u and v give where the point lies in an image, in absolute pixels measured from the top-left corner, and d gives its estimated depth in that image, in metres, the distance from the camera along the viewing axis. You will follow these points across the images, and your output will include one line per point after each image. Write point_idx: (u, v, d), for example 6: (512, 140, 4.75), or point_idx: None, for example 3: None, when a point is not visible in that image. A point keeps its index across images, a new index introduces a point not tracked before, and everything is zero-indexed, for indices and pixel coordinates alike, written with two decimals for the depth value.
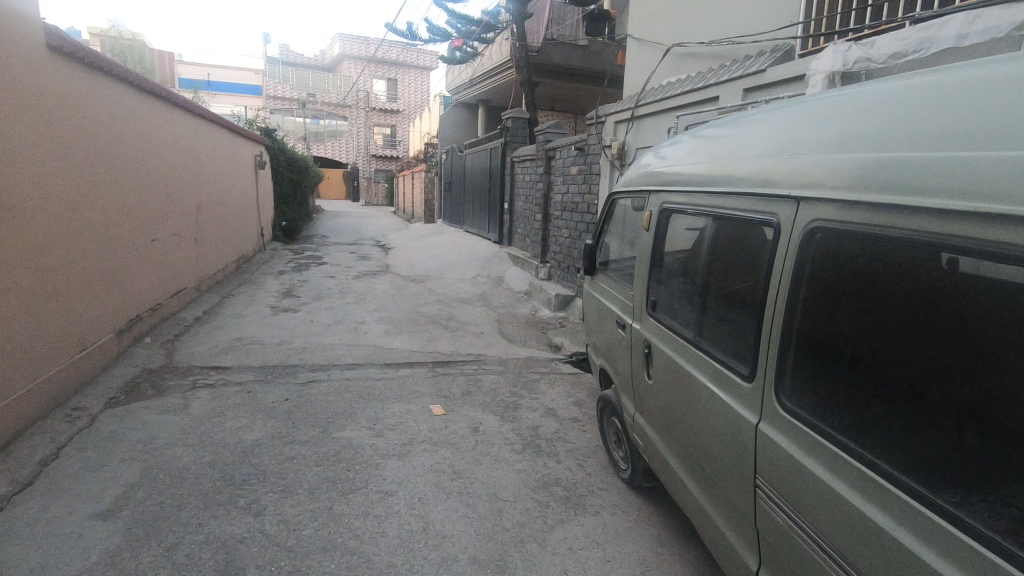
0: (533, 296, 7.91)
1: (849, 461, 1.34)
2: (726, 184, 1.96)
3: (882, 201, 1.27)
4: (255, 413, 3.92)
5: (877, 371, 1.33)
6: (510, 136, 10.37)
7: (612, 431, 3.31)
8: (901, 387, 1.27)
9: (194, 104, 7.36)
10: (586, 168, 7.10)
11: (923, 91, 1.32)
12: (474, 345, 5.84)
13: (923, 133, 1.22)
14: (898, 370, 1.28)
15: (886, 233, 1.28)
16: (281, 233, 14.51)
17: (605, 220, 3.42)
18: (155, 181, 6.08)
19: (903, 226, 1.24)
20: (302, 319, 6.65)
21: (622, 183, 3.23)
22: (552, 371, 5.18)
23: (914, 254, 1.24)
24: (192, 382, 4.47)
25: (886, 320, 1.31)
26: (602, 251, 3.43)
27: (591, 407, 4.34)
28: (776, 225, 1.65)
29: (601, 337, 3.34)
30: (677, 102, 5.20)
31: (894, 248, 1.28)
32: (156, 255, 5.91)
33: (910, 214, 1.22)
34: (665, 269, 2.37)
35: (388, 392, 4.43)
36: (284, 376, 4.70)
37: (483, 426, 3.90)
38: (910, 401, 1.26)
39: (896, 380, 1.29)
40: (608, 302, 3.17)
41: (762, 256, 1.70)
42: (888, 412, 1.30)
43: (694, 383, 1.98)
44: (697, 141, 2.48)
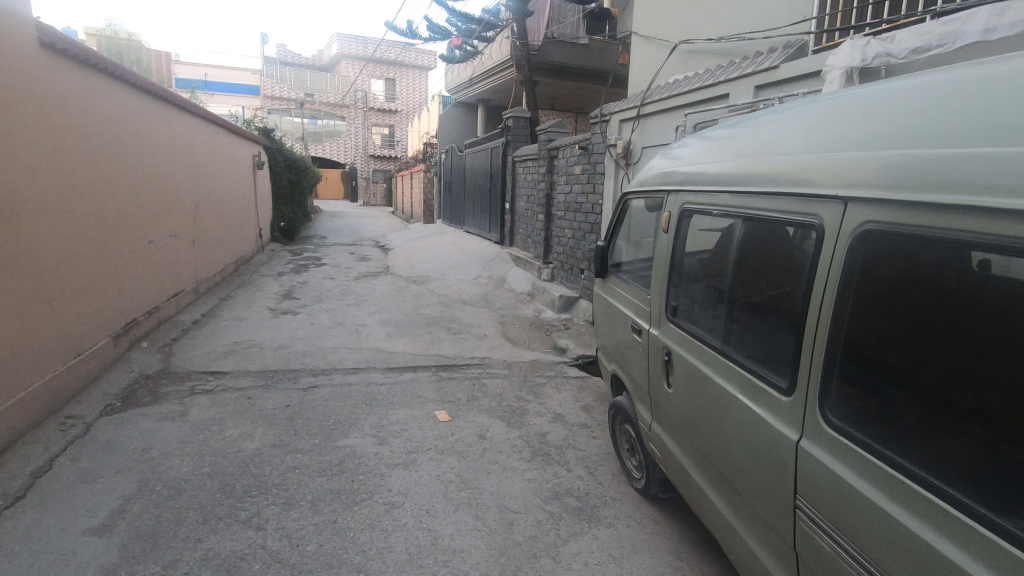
0: (536, 297, 7.80)
1: (892, 476, 1.24)
2: (752, 183, 1.86)
3: (922, 199, 1.19)
4: (256, 421, 3.81)
5: (924, 381, 1.23)
6: (511, 135, 10.28)
7: (625, 440, 3.21)
8: (942, 397, 1.19)
9: (191, 103, 7.26)
10: (590, 168, 7.00)
11: (963, 84, 1.25)
12: (478, 348, 5.74)
13: (967, 128, 1.15)
14: (944, 380, 1.18)
15: (926, 233, 1.20)
16: (280, 234, 14.39)
17: (617, 221, 3.33)
18: (152, 181, 5.97)
19: (945, 226, 1.16)
20: (302, 322, 6.53)
21: (635, 183, 3.13)
22: (558, 375, 5.08)
23: (957, 256, 1.16)
24: (190, 388, 4.36)
25: (928, 327, 1.22)
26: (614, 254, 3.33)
27: (600, 412, 4.25)
28: (819, 228, 1.51)
29: (612, 343, 3.24)
30: (684, 100, 5.11)
31: (936, 249, 1.19)
32: (153, 258, 5.80)
33: (953, 214, 1.15)
34: (685, 272, 2.27)
35: (391, 398, 4.32)
36: (285, 382, 4.59)
37: (490, 433, 3.79)
38: (955, 412, 1.16)
39: (941, 390, 1.19)
40: (620, 306, 3.06)
41: (797, 258, 1.60)
42: (928, 424, 1.21)
43: (721, 394, 1.88)
44: (716, 139, 2.38)
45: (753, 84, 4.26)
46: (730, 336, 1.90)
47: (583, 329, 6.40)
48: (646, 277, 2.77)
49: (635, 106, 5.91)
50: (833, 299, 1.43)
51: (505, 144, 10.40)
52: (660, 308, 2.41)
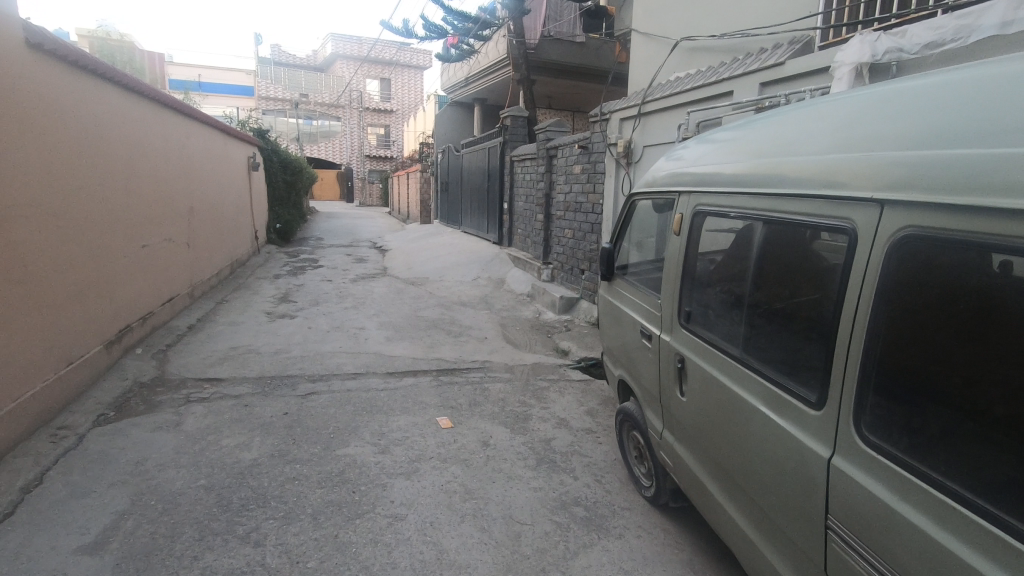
0: (536, 298, 7.72)
1: (928, 494, 1.17)
2: (773, 185, 1.78)
3: (958, 202, 1.13)
4: (253, 430, 3.71)
5: (961, 393, 1.16)
6: (509, 134, 10.18)
7: (633, 446, 3.13)
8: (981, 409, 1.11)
9: (184, 105, 7.15)
10: (590, 167, 6.92)
11: (998, 78, 1.18)
12: (479, 351, 5.65)
13: (1004, 125, 1.08)
14: (983, 392, 1.11)
15: (964, 237, 1.13)
16: (275, 236, 14.27)
17: (623, 223, 3.25)
18: (145, 185, 5.86)
19: (984, 230, 1.09)
20: (299, 326, 6.43)
21: (643, 184, 3.05)
22: (561, 378, 4.99)
23: (998, 262, 1.09)
24: (186, 396, 4.26)
25: (966, 335, 1.15)
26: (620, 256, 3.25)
27: (605, 416, 4.16)
28: (840, 229, 1.46)
29: (619, 347, 3.16)
30: (687, 98, 5.03)
31: (975, 254, 1.12)
32: (147, 263, 5.70)
33: (992, 217, 1.08)
34: (701, 276, 2.19)
35: (391, 404, 4.23)
36: (283, 388, 4.49)
37: (494, 440, 3.71)
38: (995, 426, 1.09)
39: (980, 402, 1.12)
40: (627, 310, 2.99)
41: (822, 263, 1.53)
42: (967, 438, 1.14)
43: (742, 405, 1.79)
44: (729, 137, 2.30)
45: (758, 81, 4.18)
46: (751, 344, 1.82)
47: (584, 331, 6.32)
48: (655, 280, 2.69)
49: (636, 105, 5.82)
50: (865, 307, 1.34)
51: (503, 143, 10.31)
52: (672, 313, 2.33)
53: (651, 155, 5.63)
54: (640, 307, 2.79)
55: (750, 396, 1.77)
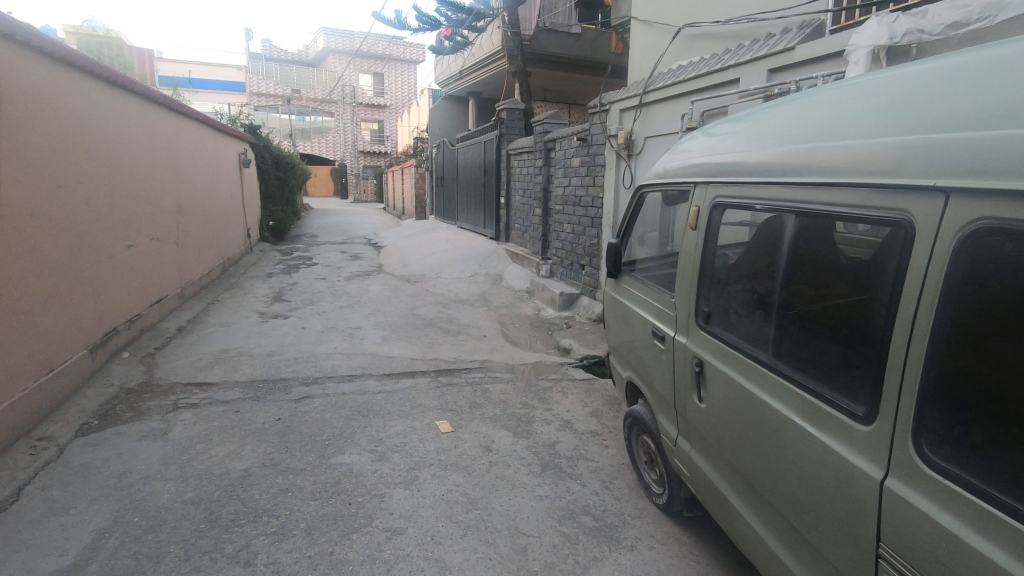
0: (535, 294, 7.57)
1: (998, 518, 1.02)
2: (806, 174, 1.62)
3: None
4: (244, 437, 3.55)
5: None
6: (506, 128, 9.98)
7: (642, 451, 2.99)
8: None
9: (170, 100, 6.95)
10: (589, 159, 6.76)
11: None
12: (478, 350, 5.49)
13: None
14: None
15: None
16: (269, 233, 14.07)
17: (630, 216, 3.08)
18: (131, 182, 5.68)
19: None
20: (293, 326, 6.26)
21: (652, 175, 2.89)
22: (563, 378, 4.85)
23: None
24: (174, 402, 4.10)
25: None
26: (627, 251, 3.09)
27: (610, 418, 4.02)
28: (888, 221, 1.33)
29: (627, 348, 3.00)
30: (690, 87, 4.86)
31: None
32: (134, 263, 5.52)
33: None
34: (723, 273, 2.04)
35: (389, 408, 4.07)
36: (275, 393, 4.32)
37: (496, 445, 3.55)
38: None
39: None
40: (636, 308, 2.83)
41: (870, 259, 1.38)
42: None
43: (774, 415, 1.64)
44: (750, 124, 2.14)
45: (766, 68, 4.02)
46: (785, 348, 1.67)
47: (586, 328, 6.17)
48: (668, 277, 2.53)
49: (636, 95, 5.66)
50: (926, 307, 1.19)
51: (499, 137, 10.12)
52: (689, 313, 2.18)
53: (652, 146, 5.48)
54: (650, 306, 2.63)
55: (784, 406, 1.61)
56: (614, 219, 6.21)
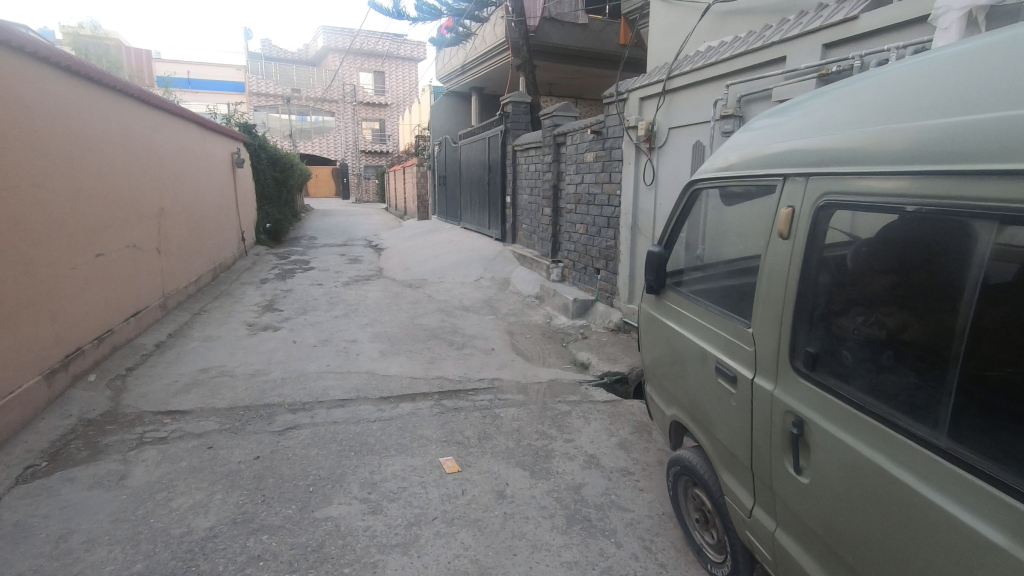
0: (546, 301, 7.02)
1: None
2: (1000, 157, 1.07)
3: None
4: (215, 484, 3.02)
5: None
6: (512, 122, 9.44)
7: (693, 507, 2.44)
8: None
9: (147, 93, 6.39)
10: (604, 154, 6.20)
11: None
12: (486, 367, 4.95)
13: None
14: None
15: None
16: (265, 236, 13.52)
17: (675, 220, 2.51)
18: (101, 185, 5.14)
19: None
20: (283, 339, 5.73)
21: (708, 169, 2.33)
22: (583, 399, 4.31)
23: None
24: (139, 437, 3.56)
25: None
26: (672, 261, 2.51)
27: (641, 451, 3.48)
28: None
29: (672, 381, 2.43)
30: (724, 69, 4.30)
31: None
32: (104, 273, 4.98)
33: None
34: (832, 300, 1.49)
35: (385, 442, 3.52)
36: (256, 423, 3.78)
37: (511, 490, 3.00)
38: None
39: None
40: (687, 334, 2.26)
41: None
42: None
43: (958, 529, 1.09)
44: (861, 93, 1.59)
45: (821, 42, 3.47)
46: (969, 422, 1.14)
47: (603, 338, 5.62)
48: (736, 298, 1.96)
49: (660, 81, 5.10)
50: None
51: (504, 132, 9.56)
52: (782, 353, 1.61)
53: (678, 137, 4.94)
54: (710, 335, 2.05)
55: (976, 519, 1.06)
56: (633, 219, 5.66)
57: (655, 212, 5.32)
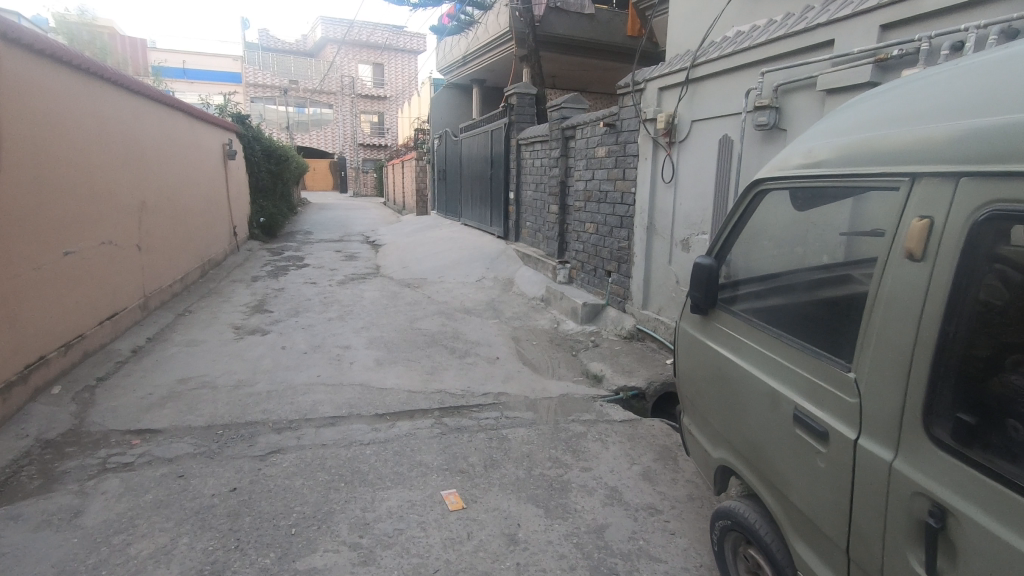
0: (552, 303, 6.62)
1: None
2: None
3: None
4: (183, 523, 2.62)
5: None
6: (516, 115, 9.03)
7: (744, 570, 2.04)
8: None
9: (128, 78, 5.95)
10: (618, 149, 5.78)
11: None
12: (490, 379, 4.54)
13: None
14: None
15: None
16: (259, 230, 13.06)
17: (732, 225, 2.12)
18: (73, 176, 4.72)
19: None
20: (271, 345, 5.32)
21: (778, 166, 1.93)
22: (598, 417, 3.93)
23: None
24: (103, 462, 3.16)
25: None
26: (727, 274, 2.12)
27: (668, 484, 3.10)
28: None
29: (721, 418, 2.03)
30: (757, 55, 3.89)
31: None
32: (74, 274, 4.56)
33: None
34: (982, 345, 1.10)
35: (379, 471, 3.12)
36: (235, 446, 3.38)
37: (523, 534, 2.61)
38: None
39: None
40: (746, 365, 1.85)
41: None
42: None
43: None
44: (1014, 63, 1.18)
45: (877, 23, 3.07)
46: None
47: (616, 347, 5.23)
48: (825, 329, 1.56)
49: (682, 70, 4.69)
50: None
51: (508, 125, 9.14)
52: (909, 412, 1.20)
53: (702, 131, 4.53)
54: (786, 373, 1.64)
55: None
56: (649, 219, 5.27)
57: (674, 212, 4.93)
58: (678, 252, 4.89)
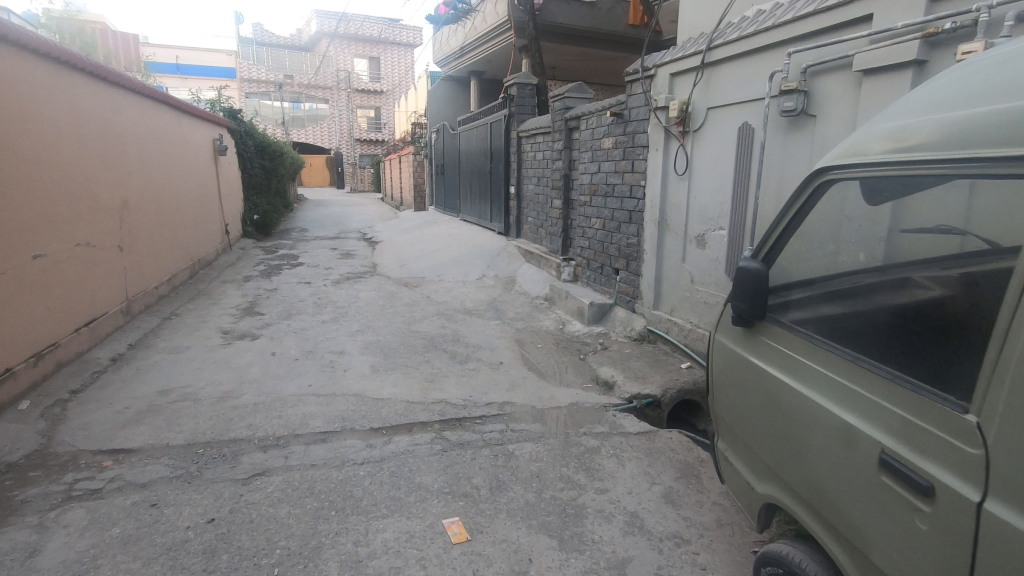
0: (557, 303, 6.33)
1: None
2: None
3: None
4: (151, 563, 2.32)
5: None
6: (516, 106, 8.69)
7: None
8: None
9: (105, 68, 5.61)
10: (625, 140, 5.46)
11: None
12: (493, 387, 4.24)
13: None
14: None
15: None
16: (253, 228, 12.72)
17: (787, 221, 1.83)
18: (45, 173, 4.41)
19: None
20: (261, 350, 5.02)
21: (845, 151, 1.68)
22: (611, 429, 3.63)
23: None
24: (69, 489, 2.86)
25: None
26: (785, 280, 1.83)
27: (692, 508, 2.80)
28: None
29: (767, 447, 1.76)
30: (782, 35, 3.57)
31: None
32: (46, 279, 4.25)
33: None
34: None
35: (374, 496, 2.82)
36: (215, 468, 3.08)
37: (535, 571, 2.32)
38: None
39: None
40: (809, 392, 1.56)
41: None
42: None
43: None
44: None
45: None
46: None
47: (626, 350, 4.94)
48: (924, 357, 1.31)
49: (697, 53, 4.37)
50: None
51: (508, 117, 8.82)
52: None
53: (719, 119, 4.22)
54: (866, 406, 1.37)
55: None
56: (660, 213, 4.96)
57: (688, 206, 4.62)
58: (693, 249, 4.59)
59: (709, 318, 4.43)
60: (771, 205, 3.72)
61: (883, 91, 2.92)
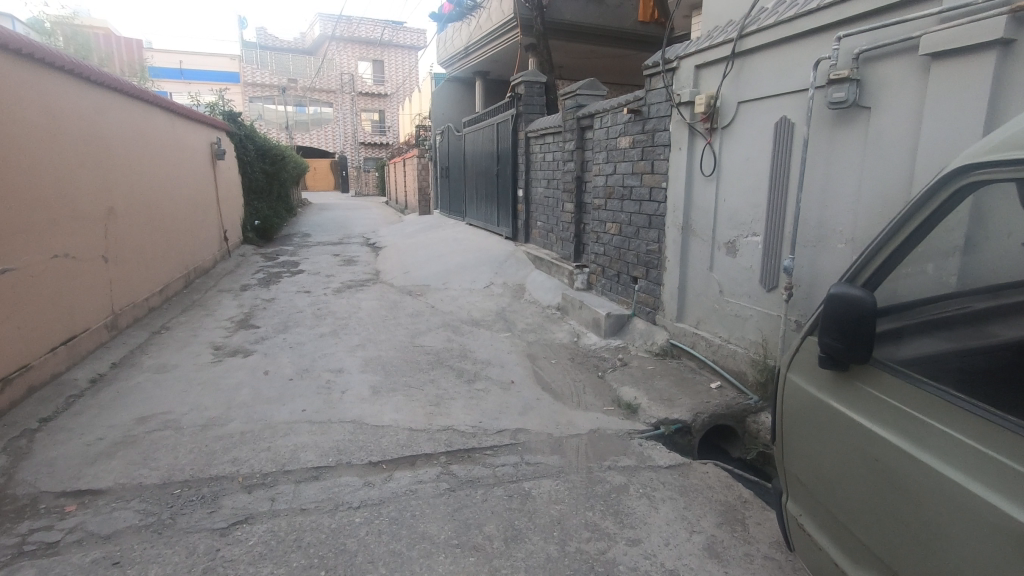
0: (570, 313, 5.95)
1: None
2: None
3: None
4: None
5: None
6: (524, 105, 8.31)
7: None
8: None
9: (89, 68, 5.28)
10: (644, 139, 5.07)
11: None
12: (505, 411, 3.84)
13: None
14: None
15: None
16: (254, 234, 12.39)
17: (908, 232, 1.55)
18: (18, 180, 4.06)
19: None
20: (253, 369, 4.64)
21: (985, 155, 1.41)
22: (639, 461, 3.24)
23: None
24: (21, 542, 2.49)
25: None
26: (894, 302, 1.55)
27: (741, 564, 2.40)
28: None
29: (870, 526, 1.43)
30: (828, 17, 3.16)
31: None
32: (17, 294, 3.90)
33: None
34: None
35: (370, 551, 2.44)
36: (192, 514, 2.71)
37: None
38: None
39: None
40: (943, 466, 1.26)
41: None
42: None
43: None
44: None
45: None
46: None
47: (648, 366, 4.55)
48: None
49: (726, 42, 3.98)
50: None
51: (516, 117, 8.45)
52: None
53: (751, 113, 3.82)
54: None
55: None
56: (685, 217, 4.56)
57: (716, 210, 4.23)
58: (722, 257, 4.20)
59: (741, 332, 4.02)
60: (815, 209, 3.34)
61: (956, 79, 2.54)
